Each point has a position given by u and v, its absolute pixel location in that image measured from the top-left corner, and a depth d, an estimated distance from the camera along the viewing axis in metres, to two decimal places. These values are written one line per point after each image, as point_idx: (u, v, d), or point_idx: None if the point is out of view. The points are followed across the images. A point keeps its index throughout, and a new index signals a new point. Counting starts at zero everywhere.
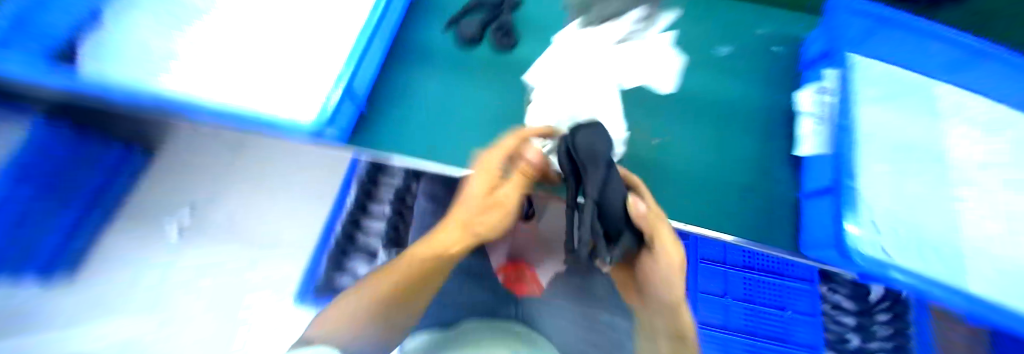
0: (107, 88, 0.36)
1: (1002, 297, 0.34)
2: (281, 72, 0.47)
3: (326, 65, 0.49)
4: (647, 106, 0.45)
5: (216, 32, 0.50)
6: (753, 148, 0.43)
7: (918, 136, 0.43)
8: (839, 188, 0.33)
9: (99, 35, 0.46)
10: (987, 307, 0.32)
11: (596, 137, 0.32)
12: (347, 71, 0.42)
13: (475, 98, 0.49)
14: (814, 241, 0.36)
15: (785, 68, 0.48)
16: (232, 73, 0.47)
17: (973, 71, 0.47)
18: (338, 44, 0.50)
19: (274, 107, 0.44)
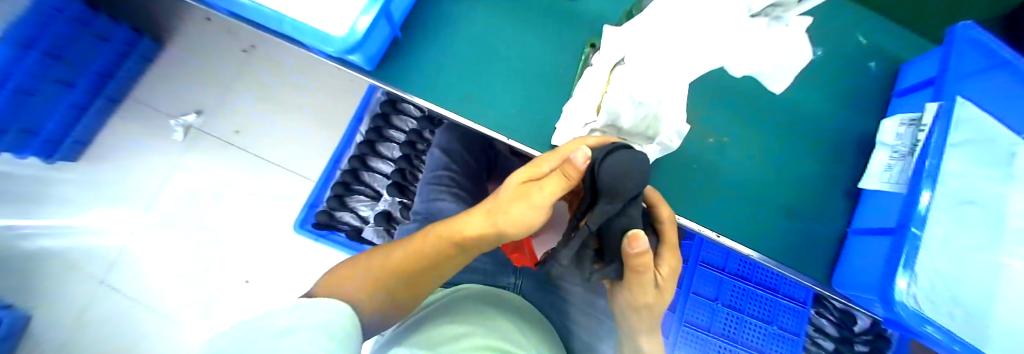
0: None
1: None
2: None
3: None
4: (711, 104, 0.40)
5: None
6: (812, 171, 0.39)
7: (983, 189, 0.36)
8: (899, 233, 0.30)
9: None
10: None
11: (632, 158, 0.22)
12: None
13: (524, 49, 0.40)
14: (850, 277, 0.35)
15: (870, 87, 0.42)
16: None
17: None
18: None
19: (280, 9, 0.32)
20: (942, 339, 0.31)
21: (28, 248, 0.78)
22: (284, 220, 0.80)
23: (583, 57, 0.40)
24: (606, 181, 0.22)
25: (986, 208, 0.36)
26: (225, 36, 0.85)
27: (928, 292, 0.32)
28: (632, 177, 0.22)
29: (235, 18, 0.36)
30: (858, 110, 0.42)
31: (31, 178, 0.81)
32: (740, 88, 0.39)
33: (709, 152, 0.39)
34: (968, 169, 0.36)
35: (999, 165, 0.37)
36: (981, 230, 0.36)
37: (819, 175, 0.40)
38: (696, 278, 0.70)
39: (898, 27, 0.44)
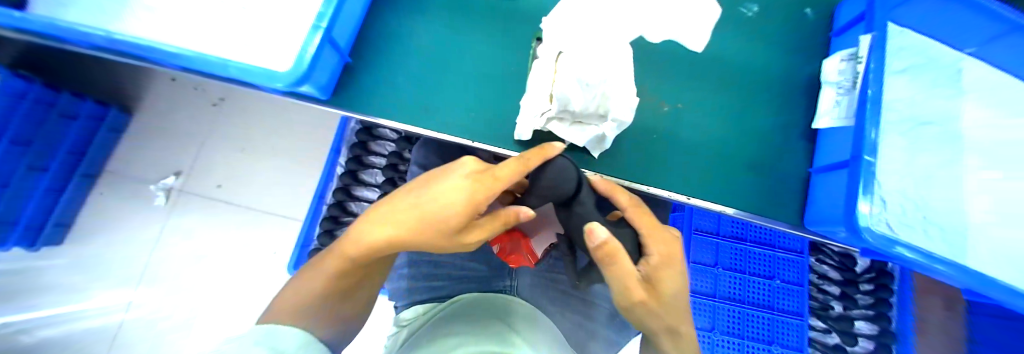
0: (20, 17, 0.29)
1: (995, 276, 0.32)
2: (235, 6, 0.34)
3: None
4: (658, 74, 0.41)
5: None
6: (770, 121, 0.41)
7: (931, 109, 0.38)
8: (856, 160, 0.31)
9: None
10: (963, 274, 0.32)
11: (563, 166, 0.31)
12: (325, 7, 0.31)
13: (472, 53, 0.41)
14: (819, 212, 0.36)
15: (810, 31, 0.44)
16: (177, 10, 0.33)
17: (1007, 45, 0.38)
18: None
19: (222, 53, 0.32)
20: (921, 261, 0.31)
21: (27, 342, 0.76)
22: (280, 266, 0.80)
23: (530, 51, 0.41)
24: (545, 180, 0.31)
25: (940, 126, 0.37)
26: (194, 92, 0.86)
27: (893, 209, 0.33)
28: (560, 178, 0.31)
29: (190, 71, 0.36)
30: (801, 55, 0.43)
31: (23, 272, 0.79)
32: (682, 54, 0.41)
33: (667, 121, 0.40)
34: (918, 90, 0.37)
35: (945, 82, 0.39)
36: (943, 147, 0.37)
37: (775, 120, 0.41)
38: (694, 247, 0.71)
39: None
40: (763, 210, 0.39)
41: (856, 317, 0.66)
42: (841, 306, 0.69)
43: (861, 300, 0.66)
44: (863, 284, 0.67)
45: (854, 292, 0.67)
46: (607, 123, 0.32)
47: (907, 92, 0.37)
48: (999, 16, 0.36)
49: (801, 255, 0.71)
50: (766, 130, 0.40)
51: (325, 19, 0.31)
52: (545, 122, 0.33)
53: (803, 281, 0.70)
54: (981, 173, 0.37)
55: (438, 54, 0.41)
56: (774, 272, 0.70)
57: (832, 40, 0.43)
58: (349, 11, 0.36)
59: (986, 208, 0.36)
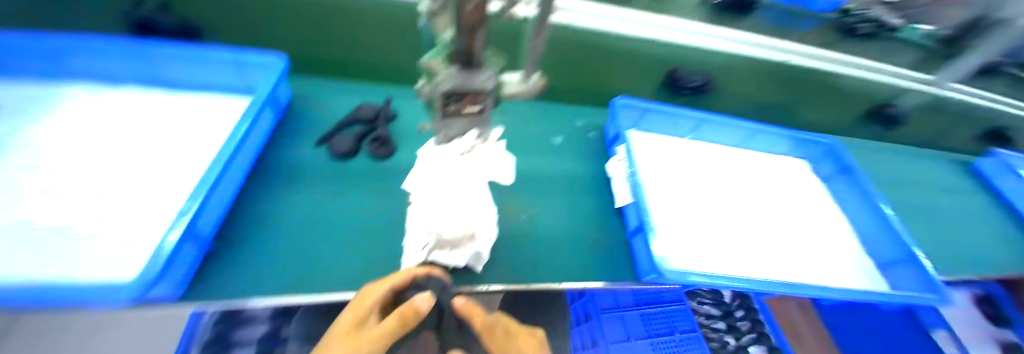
0: None
1: (770, 280, 0.47)
2: (96, 228, 0.35)
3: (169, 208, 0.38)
4: (513, 197, 0.53)
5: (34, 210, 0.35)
6: (587, 206, 0.55)
7: (688, 182, 0.58)
8: (642, 232, 0.47)
9: None
10: (759, 283, 0.44)
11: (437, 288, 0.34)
12: (195, 203, 0.33)
13: (346, 202, 0.43)
14: (644, 264, 0.47)
15: (596, 147, 0.66)
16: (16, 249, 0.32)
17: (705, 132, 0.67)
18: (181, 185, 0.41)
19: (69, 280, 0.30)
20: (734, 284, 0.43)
21: None
22: None
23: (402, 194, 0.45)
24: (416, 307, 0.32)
25: (695, 193, 0.56)
26: None
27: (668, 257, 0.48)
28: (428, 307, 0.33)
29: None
30: (598, 162, 0.64)
31: None
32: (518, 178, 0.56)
33: (523, 224, 0.50)
34: (670, 169, 0.58)
35: (683, 161, 0.61)
36: (700, 201, 0.56)
37: (590, 205, 0.56)
38: (608, 324, 0.87)
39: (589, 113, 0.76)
40: (607, 270, 0.48)
41: (748, 344, 0.92)
42: (730, 338, 0.92)
43: (739, 327, 0.94)
44: (736, 313, 0.97)
45: (732, 322, 0.95)
46: (478, 242, 0.39)
47: (662, 172, 0.57)
48: (687, 115, 0.64)
49: (682, 303, 0.94)
50: (585, 212, 0.54)
51: (188, 214, 0.32)
52: (427, 254, 0.37)
53: (695, 323, 0.92)
54: (731, 216, 0.56)
55: (317, 210, 0.41)
56: (670, 324, 0.91)
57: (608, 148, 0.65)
58: (221, 195, 0.37)
59: (746, 238, 0.54)
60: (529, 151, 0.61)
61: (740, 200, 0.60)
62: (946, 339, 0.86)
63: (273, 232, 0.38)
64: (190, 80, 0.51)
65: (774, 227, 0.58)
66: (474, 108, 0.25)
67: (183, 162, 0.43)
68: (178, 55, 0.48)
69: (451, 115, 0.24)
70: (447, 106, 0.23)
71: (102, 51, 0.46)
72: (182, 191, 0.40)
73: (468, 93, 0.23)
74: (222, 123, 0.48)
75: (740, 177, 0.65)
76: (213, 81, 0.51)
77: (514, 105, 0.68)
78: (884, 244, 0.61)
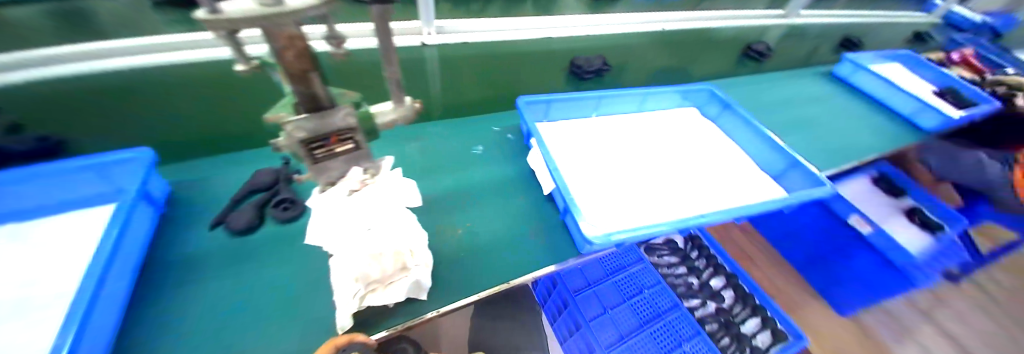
0: None
1: (687, 217, 0.53)
2: None
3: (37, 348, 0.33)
4: (446, 214, 0.53)
5: None
6: (519, 202, 0.57)
7: (602, 155, 0.63)
8: (570, 211, 0.50)
9: None
10: (676, 223, 0.50)
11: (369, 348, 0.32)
12: (68, 335, 0.28)
13: (262, 279, 0.40)
14: (580, 237, 0.51)
15: (517, 145, 0.69)
16: None
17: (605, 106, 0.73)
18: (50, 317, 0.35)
19: None
20: (655, 230, 0.48)
21: None
22: None
23: (321, 252, 0.44)
24: None
25: (610, 162, 0.62)
26: None
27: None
28: None
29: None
30: (521, 158, 0.66)
31: None
32: (447, 195, 0.56)
33: (461, 238, 0.50)
34: (584, 148, 0.64)
35: (593, 137, 0.67)
36: (616, 168, 0.62)
37: (521, 200, 0.58)
38: (582, 302, 0.91)
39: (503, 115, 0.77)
40: (551, 253, 0.50)
41: (709, 278, 1.01)
42: (692, 277, 1.01)
43: (697, 265, 1.03)
44: (692, 254, 1.06)
45: (690, 262, 1.04)
46: (414, 270, 0.38)
47: (576, 153, 0.63)
48: (584, 96, 0.70)
49: (642, 260, 1.02)
50: (520, 208, 0.56)
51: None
52: (360, 301, 0.36)
53: (659, 275, 0.99)
54: (645, 173, 0.62)
55: (230, 297, 0.38)
56: (638, 284, 0.96)
57: (526, 141, 0.68)
58: (98, 321, 0.31)
59: (661, 187, 0.60)
60: (453, 166, 0.62)
61: (649, 157, 0.67)
62: (860, 220, 0.95)
63: (179, 338, 0.34)
64: (32, 203, 0.43)
65: (684, 170, 0.66)
66: (346, 145, 0.26)
67: (52, 290, 0.37)
68: (24, 177, 0.40)
69: (321, 159, 0.25)
70: (311, 151, 0.24)
71: None
72: (55, 323, 0.35)
73: (327, 134, 0.24)
74: (96, 234, 0.43)
75: (645, 137, 0.72)
76: (77, 195, 0.45)
77: (430, 129, 0.70)
78: (770, 156, 0.71)
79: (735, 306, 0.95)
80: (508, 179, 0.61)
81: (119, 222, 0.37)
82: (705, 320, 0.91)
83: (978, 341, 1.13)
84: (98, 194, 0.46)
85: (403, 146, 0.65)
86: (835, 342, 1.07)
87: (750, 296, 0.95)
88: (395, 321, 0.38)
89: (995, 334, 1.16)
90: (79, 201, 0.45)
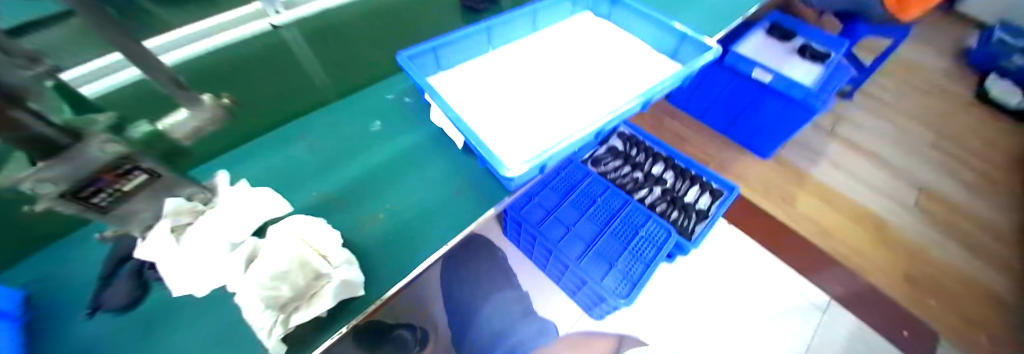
0: None
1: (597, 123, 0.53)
2: None
3: None
4: (364, 202, 0.50)
5: None
6: (434, 163, 0.55)
7: (502, 91, 0.61)
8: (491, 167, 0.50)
9: None
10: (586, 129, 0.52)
11: None
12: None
13: (179, 337, 0.37)
14: (501, 176, 0.50)
15: (417, 107, 0.64)
16: None
17: (496, 35, 0.69)
18: None
19: None
20: (565, 144, 0.50)
21: None
22: None
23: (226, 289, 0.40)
24: None
25: (514, 95, 0.61)
26: None
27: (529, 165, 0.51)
28: None
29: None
30: (424, 119, 0.62)
31: None
32: (359, 183, 0.52)
33: (385, 219, 0.48)
34: (484, 90, 0.61)
35: (493, 76, 0.64)
36: (521, 96, 0.61)
37: (435, 160, 0.56)
38: (546, 229, 0.93)
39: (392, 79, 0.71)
40: (481, 204, 0.50)
41: (651, 168, 1.07)
42: (636, 170, 1.07)
43: (637, 158, 1.10)
44: (630, 151, 1.11)
45: (631, 157, 1.10)
46: (335, 273, 0.37)
47: (478, 96, 0.60)
48: (470, 32, 0.64)
49: (589, 173, 1.05)
50: (437, 169, 0.54)
51: None
52: (282, 323, 0.34)
53: (607, 180, 1.04)
54: (551, 94, 0.62)
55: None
56: (591, 196, 1.00)
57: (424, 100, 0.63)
58: None
59: (569, 104, 0.60)
60: (355, 150, 0.57)
61: (552, 77, 0.66)
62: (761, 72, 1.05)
63: None
64: None
65: (587, 74, 0.66)
66: (128, 176, 0.29)
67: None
68: None
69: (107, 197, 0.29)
70: (85, 194, 0.27)
71: None
72: None
73: (95, 174, 0.26)
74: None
75: (544, 58, 0.70)
76: None
77: (317, 119, 0.63)
78: (664, 37, 0.72)
79: (677, 183, 1.04)
80: (416, 144, 0.58)
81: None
82: (654, 205, 1.00)
83: (863, 138, 1.36)
84: None
85: (290, 149, 0.57)
86: (764, 182, 1.23)
87: (686, 170, 1.05)
88: (342, 322, 0.37)
89: (877, 130, 1.39)
90: None
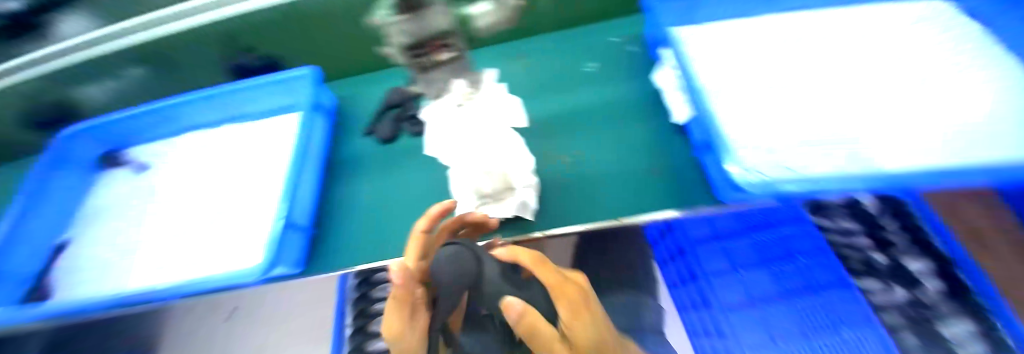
0: (55, 307, 0.38)
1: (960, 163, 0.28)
2: (221, 235, 0.46)
3: (255, 210, 0.47)
4: (550, 144, 0.46)
5: (181, 230, 0.48)
6: (633, 128, 0.44)
7: (762, 69, 0.45)
8: (714, 141, 0.33)
9: (81, 281, 0.46)
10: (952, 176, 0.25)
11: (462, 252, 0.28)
12: (285, 204, 0.41)
13: (402, 182, 0.49)
14: (718, 179, 0.34)
15: (643, 60, 0.52)
16: (189, 250, 0.46)
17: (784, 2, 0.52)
18: (263, 188, 0.49)
19: (216, 268, 0.42)
20: (878, 187, 0.27)
21: None
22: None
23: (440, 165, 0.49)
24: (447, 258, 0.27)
25: (786, 88, 0.42)
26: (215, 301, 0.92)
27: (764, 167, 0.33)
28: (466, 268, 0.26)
29: (111, 308, 0.40)
30: (647, 75, 0.50)
31: None
32: (553, 125, 0.48)
33: (569, 169, 0.43)
34: (741, 67, 0.45)
35: (761, 52, 0.47)
36: (796, 105, 0.40)
37: (633, 125, 0.45)
38: None
39: (630, 17, 0.57)
40: (676, 197, 0.37)
41: None
42: None
43: None
44: None
45: None
46: (520, 191, 0.38)
47: (728, 84, 0.44)
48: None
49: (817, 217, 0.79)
50: (635, 133, 0.43)
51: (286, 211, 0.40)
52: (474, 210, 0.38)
53: None
54: (860, 103, 0.39)
55: (387, 195, 0.48)
56: None
57: (655, 56, 0.51)
58: (302, 198, 0.45)
59: (895, 125, 0.36)
60: (561, 86, 0.52)
61: (871, 77, 0.42)
62: None
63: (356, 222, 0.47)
64: (227, 112, 0.57)
65: (970, 99, 0.36)
66: (447, 52, 0.23)
67: (240, 190, 0.49)
68: (239, 100, 0.55)
69: (431, 65, 0.24)
70: (417, 60, 0.23)
71: (180, 105, 0.55)
72: (257, 194, 0.48)
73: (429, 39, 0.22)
74: (269, 140, 0.53)
75: (865, 45, 0.45)
76: (251, 108, 0.56)
77: (540, 39, 0.58)
78: None
79: None
80: (624, 101, 0.47)
81: (308, 134, 0.48)
82: None
83: None
84: (257, 101, 0.55)
85: (508, 66, 0.56)
86: None
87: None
88: (505, 235, 0.39)
89: None
90: (250, 104, 0.55)
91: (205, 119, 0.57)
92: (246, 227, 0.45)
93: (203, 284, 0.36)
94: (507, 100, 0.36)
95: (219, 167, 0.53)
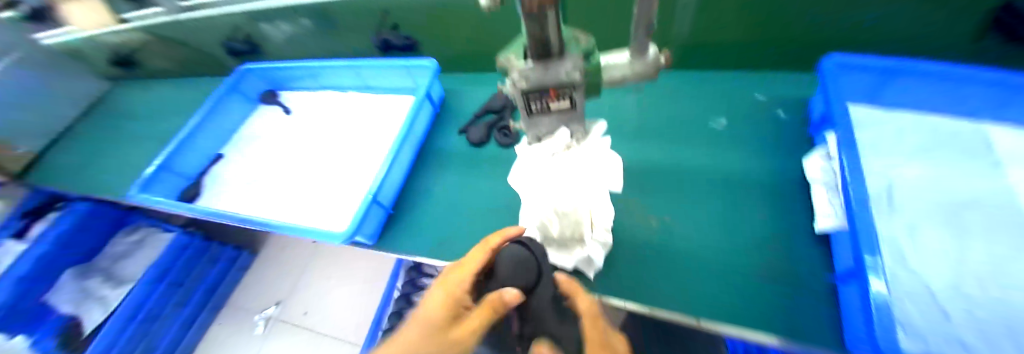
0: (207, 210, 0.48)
1: None
2: (325, 189, 0.53)
3: (355, 176, 0.53)
4: (642, 198, 0.41)
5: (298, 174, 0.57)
6: (753, 212, 0.36)
7: (973, 195, 0.32)
8: (863, 271, 0.25)
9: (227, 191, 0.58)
10: None
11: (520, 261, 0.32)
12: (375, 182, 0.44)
13: (479, 189, 0.49)
14: (858, 325, 0.26)
15: (791, 131, 0.42)
16: (300, 193, 0.54)
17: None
18: (365, 158, 0.54)
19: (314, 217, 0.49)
20: None
21: None
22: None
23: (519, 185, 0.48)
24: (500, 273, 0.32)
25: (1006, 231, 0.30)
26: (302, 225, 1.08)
27: (929, 339, 0.25)
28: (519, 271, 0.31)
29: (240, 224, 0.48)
30: (787, 152, 0.40)
31: None
32: (651, 177, 0.42)
33: (655, 235, 0.37)
34: (935, 182, 0.34)
35: (978, 169, 0.34)
36: None
37: (754, 209, 0.37)
38: None
39: (782, 77, 0.47)
40: (787, 320, 0.29)
41: None
42: None
43: None
44: None
45: None
46: (590, 245, 0.34)
47: (914, 204, 0.32)
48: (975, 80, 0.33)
49: None
50: (752, 220, 0.36)
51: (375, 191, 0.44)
52: None
53: None
54: None
55: (462, 198, 0.49)
56: None
57: (812, 134, 0.41)
58: (391, 179, 0.49)
59: None
60: (673, 136, 0.46)
61: None
62: None
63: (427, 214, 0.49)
64: (356, 85, 0.65)
65: None
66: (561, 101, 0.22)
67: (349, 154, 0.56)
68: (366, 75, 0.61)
69: (539, 109, 0.24)
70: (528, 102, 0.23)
71: (321, 70, 0.64)
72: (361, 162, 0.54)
73: (547, 90, 0.21)
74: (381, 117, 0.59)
75: None
76: (375, 83, 0.62)
77: (664, 78, 0.52)
78: None
79: None
80: (749, 176, 0.39)
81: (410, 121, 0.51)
82: None
83: None
84: (383, 82, 0.61)
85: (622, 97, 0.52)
86: None
87: None
88: None
89: None
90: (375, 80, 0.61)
91: (339, 85, 0.66)
92: (342, 190, 0.51)
93: (306, 232, 0.42)
94: (606, 160, 0.33)
95: (340, 128, 0.61)
